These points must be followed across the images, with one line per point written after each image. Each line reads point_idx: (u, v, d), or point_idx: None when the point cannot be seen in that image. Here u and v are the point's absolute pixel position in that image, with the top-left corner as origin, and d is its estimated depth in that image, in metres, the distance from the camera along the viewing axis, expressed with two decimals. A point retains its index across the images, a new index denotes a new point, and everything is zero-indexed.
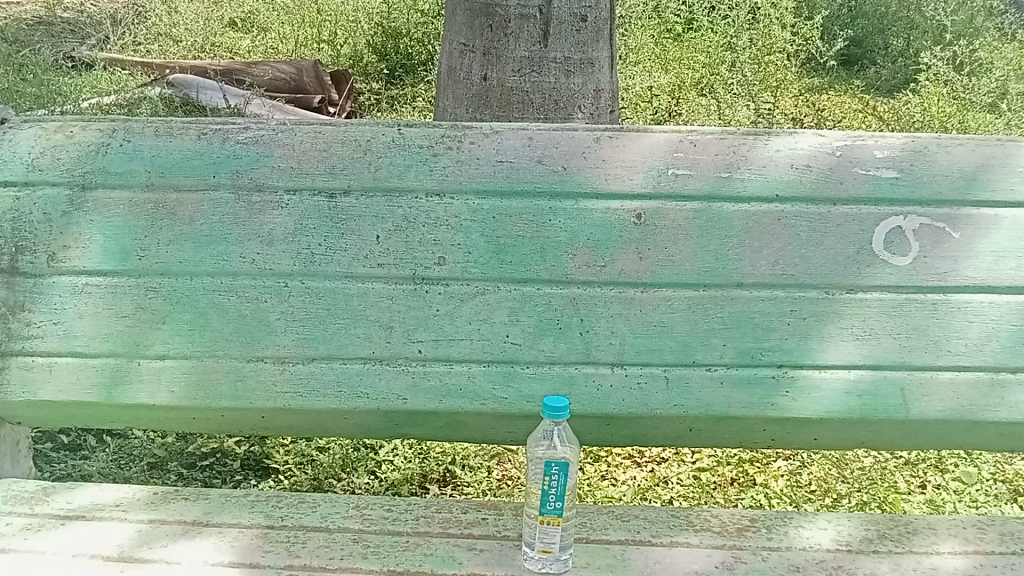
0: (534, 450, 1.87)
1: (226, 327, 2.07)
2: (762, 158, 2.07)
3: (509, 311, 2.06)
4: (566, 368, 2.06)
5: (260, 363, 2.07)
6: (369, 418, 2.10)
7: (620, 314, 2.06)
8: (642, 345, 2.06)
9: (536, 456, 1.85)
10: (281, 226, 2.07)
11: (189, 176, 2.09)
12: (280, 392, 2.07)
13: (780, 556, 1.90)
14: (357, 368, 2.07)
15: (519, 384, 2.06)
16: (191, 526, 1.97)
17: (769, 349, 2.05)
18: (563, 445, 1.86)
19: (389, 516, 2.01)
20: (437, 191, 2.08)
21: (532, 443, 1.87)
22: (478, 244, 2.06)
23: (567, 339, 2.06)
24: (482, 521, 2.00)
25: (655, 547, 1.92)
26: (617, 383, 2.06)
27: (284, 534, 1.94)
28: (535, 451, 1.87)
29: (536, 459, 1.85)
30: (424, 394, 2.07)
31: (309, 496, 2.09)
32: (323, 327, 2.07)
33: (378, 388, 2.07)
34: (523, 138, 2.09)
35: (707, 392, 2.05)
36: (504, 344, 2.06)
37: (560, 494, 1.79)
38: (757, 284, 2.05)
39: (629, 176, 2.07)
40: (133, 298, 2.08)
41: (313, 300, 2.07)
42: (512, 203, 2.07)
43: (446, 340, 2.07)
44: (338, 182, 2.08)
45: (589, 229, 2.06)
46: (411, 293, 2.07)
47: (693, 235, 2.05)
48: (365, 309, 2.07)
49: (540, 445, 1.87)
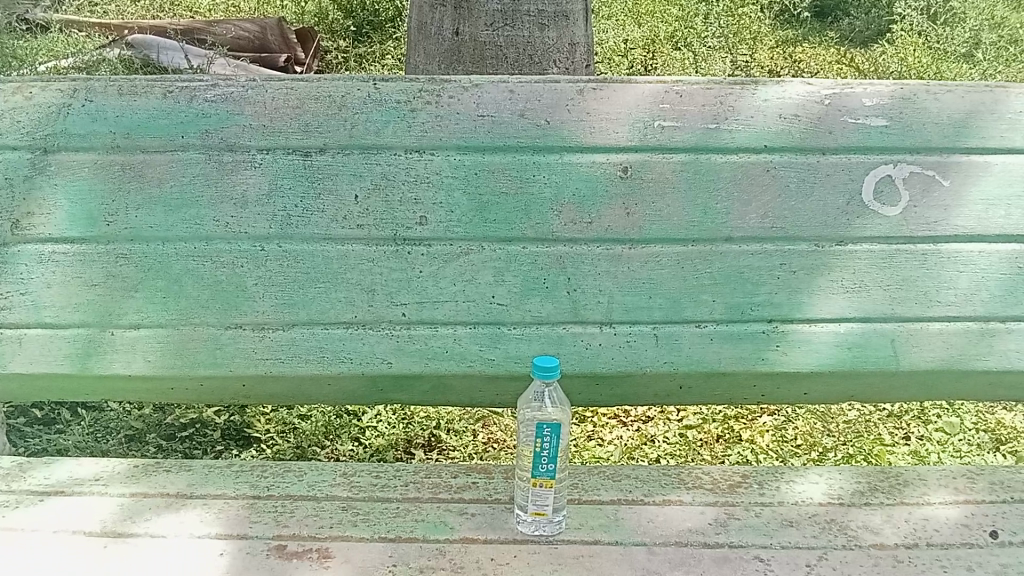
0: (525, 412, 1.82)
1: (203, 294, 2.00)
2: (750, 109, 2.00)
3: (494, 270, 2.01)
4: (553, 328, 2.02)
5: (238, 331, 2.01)
6: (353, 384, 2.04)
7: (607, 272, 2.01)
8: (631, 303, 2.02)
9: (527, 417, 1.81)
10: (255, 186, 2.00)
11: (156, 137, 2.00)
12: (261, 359, 2.01)
13: (773, 512, 1.90)
14: (339, 333, 2.01)
15: (506, 345, 2.01)
16: (175, 498, 1.90)
17: (759, 304, 2.02)
18: (554, 405, 1.81)
19: (378, 483, 1.97)
20: (416, 148, 2.01)
21: (522, 405, 1.83)
22: (462, 203, 2.00)
23: (554, 299, 2.02)
24: (473, 484, 1.97)
25: (648, 506, 1.90)
26: (605, 342, 2.02)
27: (271, 503, 1.89)
28: (526, 413, 1.82)
29: (527, 420, 1.81)
30: (408, 357, 2.02)
31: (294, 464, 2.04)
32: (302, 291, 2.01)
33: (361, 353, 2.01)
34: (504, 91, 2.02)
35: (697, 349, 2.03)
36: (489, 305, 2.01)
37: (552, 456, 1.75)
38: (746, 238, 2.02)
39: (613, 129, 2.00)
40: (104, 266, 1.99)
41: (291, 265, 2.01)
42: (495, 158, 2.00)
43: (429, 302, 2.02)
44: (313, 140, 2.01)
45: (575, 184, 2.00)
46: (393, 254, 2.01)
47: (680, 188, 2.00)
48: (345, 272, 2.01)
49: (531, 406, 1.82)
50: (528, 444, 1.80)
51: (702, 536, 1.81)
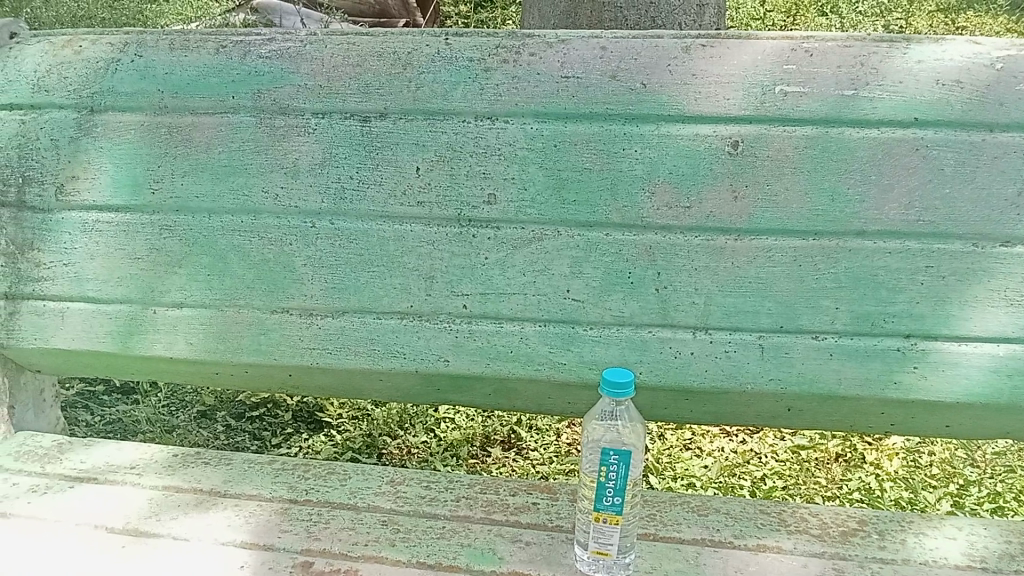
0: (590, 432, 1.53)
1: (248, 274, 1.82)
2: (899, 71, 1.61)
3: (571, 261, 1.72)
4: (637, 331, 1.72)
5: (285, 316, 1.82)
6: (408, 383, 1.82)
7: (705, 267, 1.68)
8: (733, 307, 1.68)
9: (595, 439, 1.52)
10: (308, 154, 1.77)
11: (206, 96, 1.80)
12: (307, 348, 1.81)
13: (895, 572, 1.54)
14: (392, 324, 1.79)
15: (580, 347, 1.73)
16: (206, 495, 1.74)
17: (895, 315, 1.64)
18: (627, 426, 1.51)
19: (427, 496, 1.75)
20: (488, 114, 1.72)
21: (588, 423, 1.53)
22: (537, 179, 1.70)
23: (640, 297, 1.70)
24: (533, 507, 1.71)
25: (737, 552, 1.58)
26: (699, 351, 1.70)
27: (306, 510, 1.70)
28: (592, 434, 1.53)
29: (594, 443, 1.52)
30: (469, 357, 1.76)
31: (339, 466, 1.85)
32: (355, 275, 1.78)
33: (415, 348, 1.78)
34: (595, 48, 1.69)
35: (812, 365, 1.67)
36: (563, 301, 1.73)
37: (620, 489, 1.46)
38: (885, 234, 1.63)
39: (724, 94, 1.65)
40: (147, 237, 1.84)
41: (342, 245, 1.78)
42: (578, 127, 1.69)
43: (494, 294, 1.75)
44: (372, 104, 1.75)
45: (673, 160, 1.67)
46: (456, 237, 1.75)
47: (803, 169, 1.64)
48: (402, 255, 1.77)
49: (598, 426, 1.52)
50: (592, 471, 1.51)
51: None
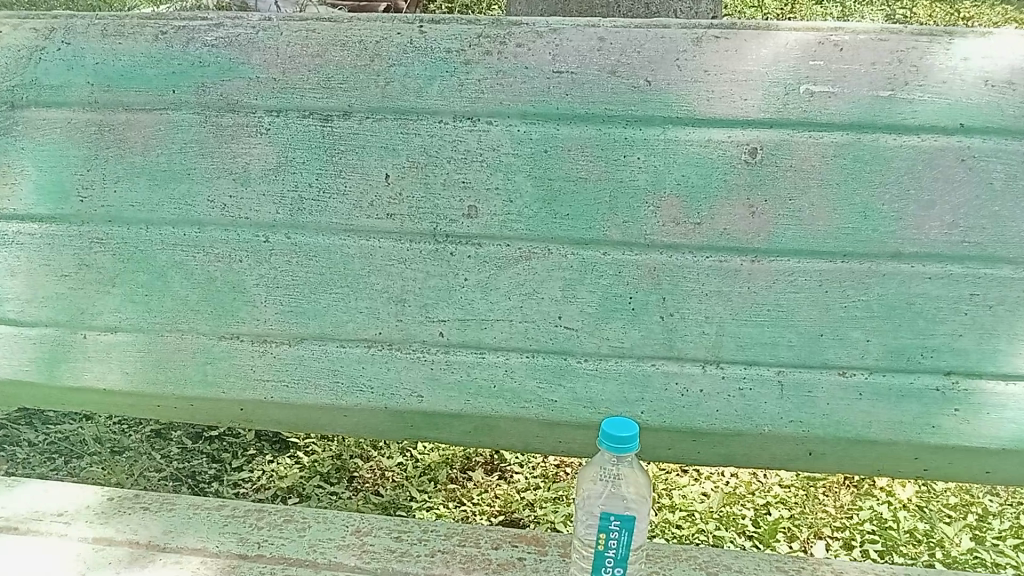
0: (585, 488, 1.29)
1: (192, 295, 1.59)
2: (941, 71, 1.39)
3: (563, 283, 1.50)
4: (638, 365, 1.50)
5: (235, 342, 1.59)
6: (376, 421, 1.60)
7: (717, 292, 1.47)
8: (749, 338, 1.47)
9: (591, 499, 1.28)
10: (261, 158, 1.53)
11: (142, 90, 1.54)
12: (259, 380, 1.59)
13: None
14: (357, 354, 1.56)
15: (573, 383, 1.51)
16: (142, 549, 1.52)
17: (934, 350, 1.44)
18: (629, 483, 1.27)
19: (397, 550, 1.53)
20: (470, 114, 1.48)
21: (583, 477, 1.29)
22: (524, 190, 1.48)
23: (642, 326, 1.49)
24: (517, 563, 1.50)
25: None
26: (708, 388, 1.49)
27: (258, 568, 1.48)
28: (588, 491, 1.29)
29: (590, 503, 1.27)
30: (445, 392, 1.54)
31: (297, 512, 1.62)
32: (315, 298, 1.56)
33: (385, 381, 1.56)
34: (592, 39, 1.45)
35: (837, 407, 1.47)
36: (554, 329, 1.51)
37: (622, 559, 1.23)
38: (923, 257, 1.42)
39: (741, 94, 1.42)
40: (75, 252, 1.60)
41: (300, 262, 1.55)
42: (573, 130, 1.46)
43: (475, 320, 1.53)
44: (335, 101, 1.50)
45: (681, 169, 1.44)
46: (431, 254, 1.52)
47: (831, 181, 1.42)
48: (369, 275, 1.54)
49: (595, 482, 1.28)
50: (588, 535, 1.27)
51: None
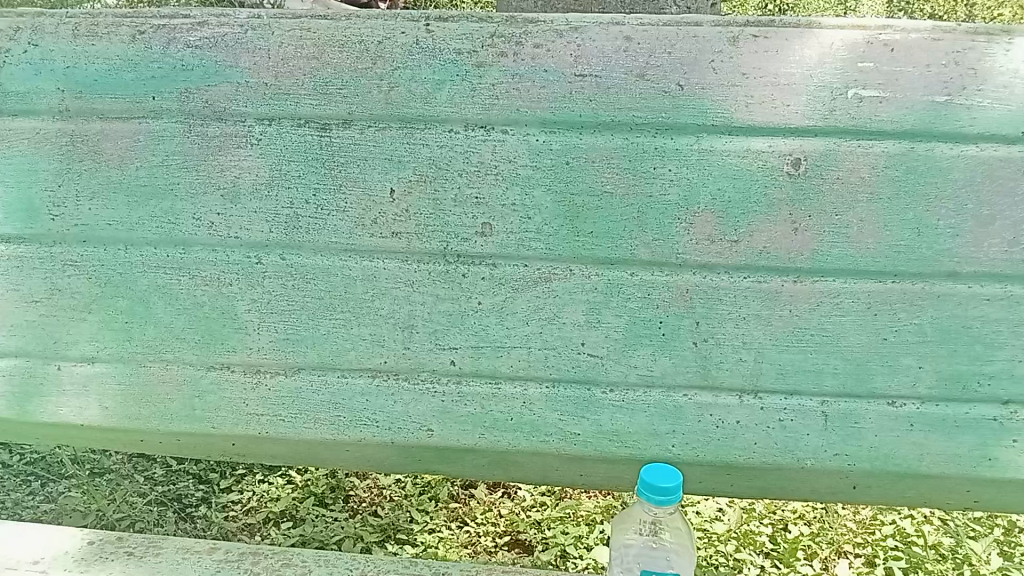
0: (619, 546, 1.16)
1: (177, 321, 1.45)
2: (1002, 73, 1.26)
3: (586, 307, 1.36)
4: (668, 395, 1.38)
5: (225, 373, 1.46)
6: (382, 456, 1.47)
7: (756, 315, 1.34)
8: (792, 365, 1.35)
9: (625, 557, 1.15)
10: (252, 172, 1.39)
11: (118, 97, 1.39)
12: (252, 415, 1.46)
13: None
14: (361, 385, 1.43)
15: (598, 415, 1.39)
16: None
17: (991, 376, 1.32)
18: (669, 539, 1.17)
19: None
20: (483, 122, 1.33)
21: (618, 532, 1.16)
22: (544, 205, 1.34)
23: (673, 353, 1.36)
24: None
25: None
26: (746, 420, 1.37)
27: None
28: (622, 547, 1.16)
29: (624, 562, 1.15)
30: (457, 425, 1.42)
31: (296, 556, 1.50)
32: (314, 325, 1.42)
33: (391, 414, 1.43)
34: (617, 39, 1.30)
35: (887, 439, 1.35)
36: (576, 356, 1.38)
37: None
38: (981, 276, 1.30)
39: (783, 100, 1.28)
40: (46, 275, 1.45)
41: (296, 285, 1.41)
42: (597, 140, 1.32)
43: (490, 348, 1.40)
44: (335, 108, 1.35)
45: (717, 182, 1.31)
46: (441, 276, 1.38)
47: (882, 195, 1.29)
48: (372, 299, 1.40)
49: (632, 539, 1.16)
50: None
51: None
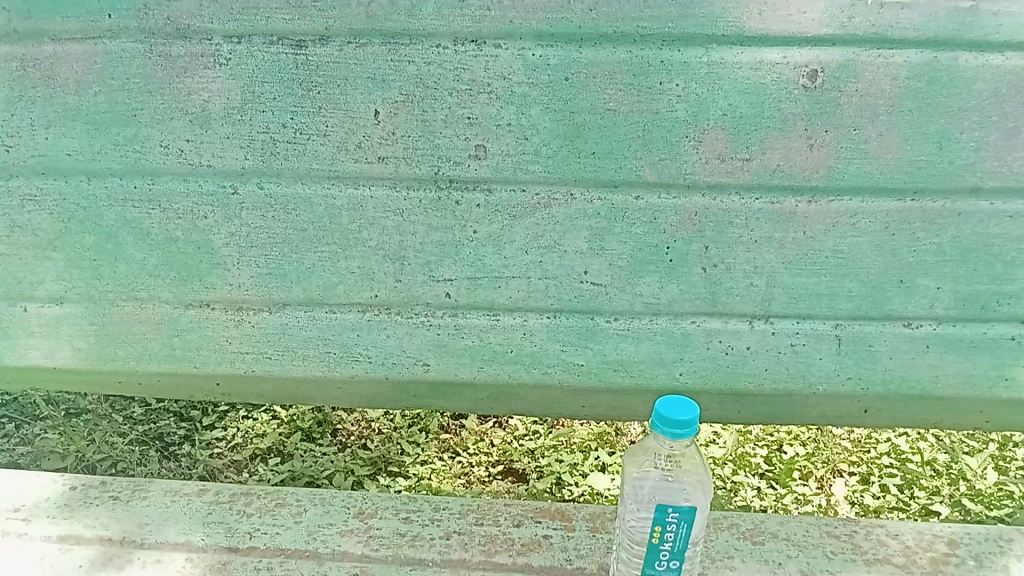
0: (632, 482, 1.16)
1: (151, 258, 1.36)
2: None
3: (589, 233, 1.28)
4: (675, 322, 1.32)
5: (205, 311, 1.39)
6: (376, 391, 1.43)
7: (768, 238, 1.26)
8: (805, 289, 1.29)
9: (640, 491, 1.16)
10: (222, 95, 1.24)
11: (68, 14, 1.21)
12: (237, 354, 1.41)
13: None
14: (352, 321, 1.36)
15: (602, 344, 1.34)
16: (116, 546, 1.35)
17: (1012, 296, 1.27)
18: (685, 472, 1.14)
19: (408, 533, 1.37)
20: (473, 34, 1.19)
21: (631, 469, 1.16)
22: (542, 125, 1.22)
23: (681, 280, 1.29)
24: (542, 543, 1.35)
25: None
26: (756, 346, 1.32)
27: (250, 564, 1.32)
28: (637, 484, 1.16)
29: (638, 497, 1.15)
30: (453, 359, 1.37)
31: (290, 495, 1.46)
32: (299, 259, 1.33)
33: (384, 350, 1.38)
34: None
35: (901, 362, 1.32)
36: (578, 286, 1.31)
37: (679, 552, 1.10)
38: (1006, 191, 1.22)
39: (801, 5, 1.13)
40: (4, 211, 1.34)
41: (275, 217, 1.31)
42: (597, 53, 1.18)
43: (487, 278, 1.32)
44: (311, 22, 1.20)
45: (728, 95, 1.18)
46: (433, 203, 1.28)
47: (902, 107, 1.17)
48: (359, 230, 1.30)
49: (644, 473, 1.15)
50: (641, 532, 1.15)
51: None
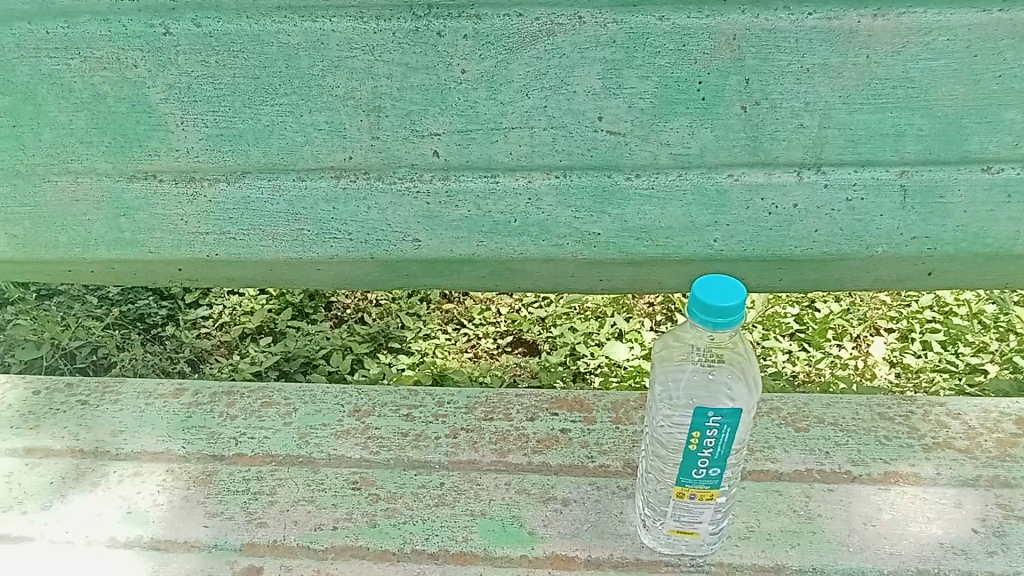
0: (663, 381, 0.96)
1: (78, 121, 1.11)
2: None
3: (602, 68, 1.03)
4: (709, 177, 1.10)
5: (152, 183, 1.16)
6: (361, 273, 1.22)
7: (823, 65, 1.02)
8: (864, 130, 1.06)
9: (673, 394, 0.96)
10: None
11: None
12: (194, 235, 1.19)
13: None
14: (324, 191, 1.14)
15: (623, 208, 1.13)
16: (88, 459, 1.18)
17: None
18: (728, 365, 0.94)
19: (409, 432, 1.20)
20: None
21: (662, 364, 0.97)
22: None
23: (716, 123, 1.06)
24: (562, 439, 1.19)
25: (861, 491, 1.12)
26: (805, 202, 1.11)
27: (237, 474, 1.15)
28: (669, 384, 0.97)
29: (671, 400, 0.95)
30: (450, 233, 1.16)
31: (277, 392, 1.27)
32: (253, 114, 1.09)
33: (367, 225, 1.16)
34: None
35: (975, 215, 1.11)
36: (592, 135, 1.08)
37: (721, 458, 0.92)
38: None
39: None
40: None
41: (219, 60, 1.06)
42: None
43: (483, 130, 1.09)
44: None
45: None
46: (410, 36, 1.03)
47: None
48: (322, 75, 1.06)
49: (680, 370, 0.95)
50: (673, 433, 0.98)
51: (970, 561, 1.03)
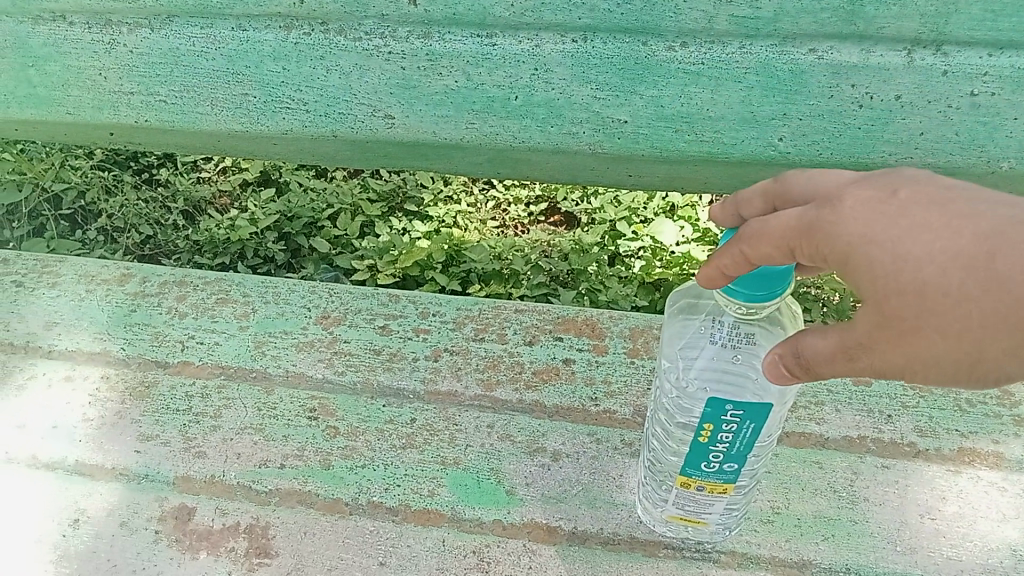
0: (671, 358, 0.75)
1: None
2: None
3: None
4: (781, 50, 0.81)
5: (62, 26, 0.90)
6: (327, 153, 0.98)
7: None
8: None
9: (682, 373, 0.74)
10: None
11: None
12: (118, 94, 0.94)
13: None
14: (272, 47, 0.87)
15: (659, 87, 0.84)
16: (16, 356, 1.03)
17: None
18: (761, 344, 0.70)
19: (383, 347, 1.03)
20: None
21: (674, 333, 0.74)
22: None
23: None
24: (561, 370, 0.99)
25: (924, 470, 0.88)
26: (910, 92, 0.81)
27: (179, 388, 0.99)
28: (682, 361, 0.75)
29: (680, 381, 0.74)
30: (433, 112, 0.90)
31: (236, 286, 1.10)
32: None
33: (326, 95, 0.90)
34: None
35: None
36: None
37: (739, 456, 0.70)
38: None
39: None
40: None
41: None
42: None
43: None
44: None
45: None
46: None
47: None
48: None
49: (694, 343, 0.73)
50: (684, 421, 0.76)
51: None
